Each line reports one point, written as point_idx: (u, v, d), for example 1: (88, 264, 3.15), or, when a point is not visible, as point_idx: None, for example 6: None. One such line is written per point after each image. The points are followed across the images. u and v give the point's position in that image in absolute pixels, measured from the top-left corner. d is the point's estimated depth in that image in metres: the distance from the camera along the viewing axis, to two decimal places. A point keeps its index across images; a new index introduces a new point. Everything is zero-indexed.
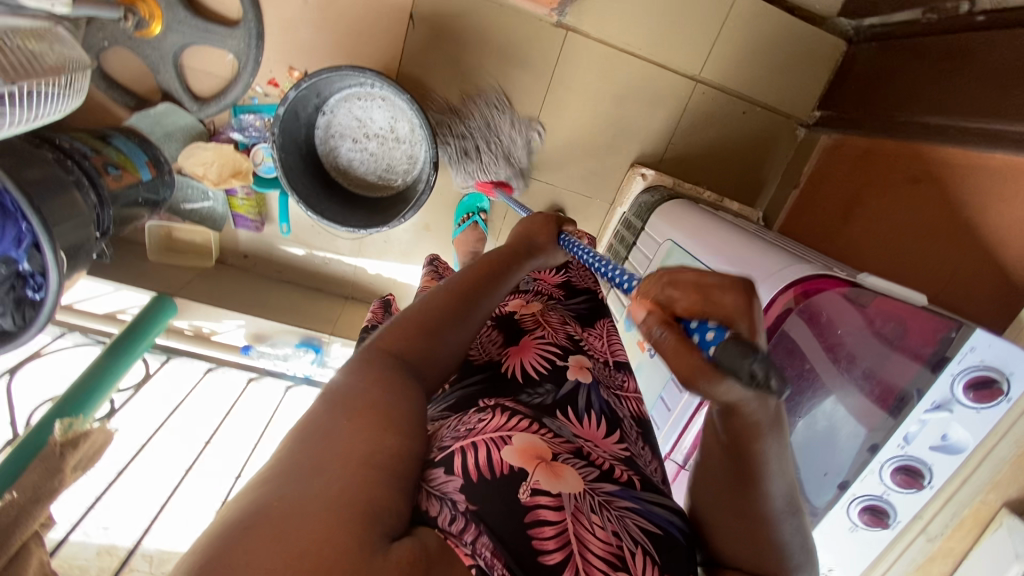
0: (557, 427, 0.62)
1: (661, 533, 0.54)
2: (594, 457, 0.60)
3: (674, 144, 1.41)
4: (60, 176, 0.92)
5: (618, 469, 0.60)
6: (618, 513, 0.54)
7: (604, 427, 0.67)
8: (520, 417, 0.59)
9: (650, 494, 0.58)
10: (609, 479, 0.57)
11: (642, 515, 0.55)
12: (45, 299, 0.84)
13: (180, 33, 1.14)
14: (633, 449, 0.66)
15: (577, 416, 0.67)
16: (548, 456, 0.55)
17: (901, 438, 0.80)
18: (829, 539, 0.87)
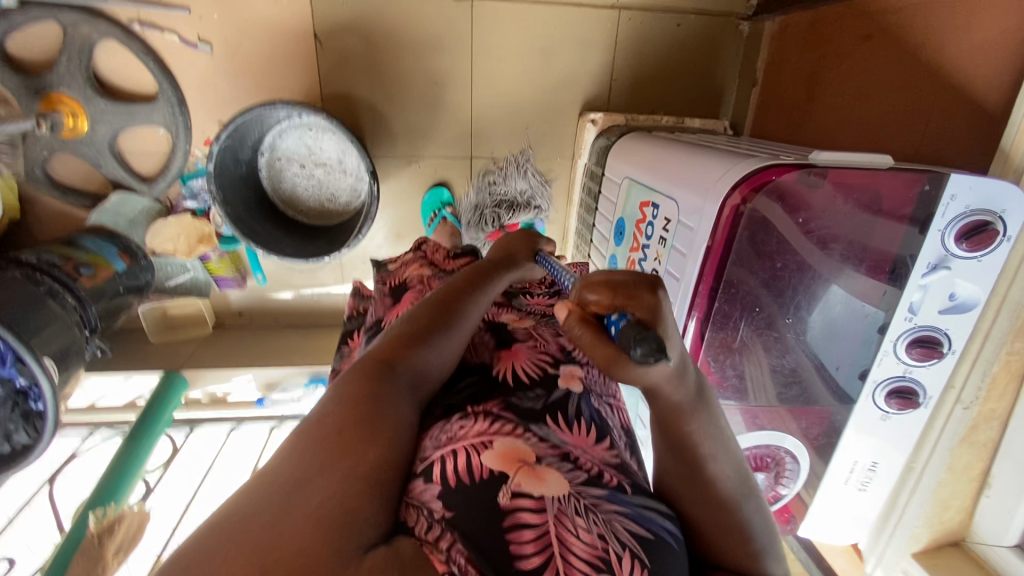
0: (544, 432, 0.54)
1: (653, 539, 0.45)
2: (581, 461, 0.52)
3: (617, 81, 1.35)
4: (32, 291, 0.96)
5: (608, 474, 0.51)
6: (607, 517, 0.45)
7: (596, 432, 0.58)
8: (503, 421, 0.52)
9: (642, 497, 0.49)
10: (597, 483, 0.49)
11: (635, 520, 0.46)
12: (46, 407, 0.88)
13: (107, 122, 1.17)
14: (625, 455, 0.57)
15: (565, 417, 0.57)
16: (532, 460, 0.48)
17: (907, 310, 0.74)
18: (863, 435, 0.82)
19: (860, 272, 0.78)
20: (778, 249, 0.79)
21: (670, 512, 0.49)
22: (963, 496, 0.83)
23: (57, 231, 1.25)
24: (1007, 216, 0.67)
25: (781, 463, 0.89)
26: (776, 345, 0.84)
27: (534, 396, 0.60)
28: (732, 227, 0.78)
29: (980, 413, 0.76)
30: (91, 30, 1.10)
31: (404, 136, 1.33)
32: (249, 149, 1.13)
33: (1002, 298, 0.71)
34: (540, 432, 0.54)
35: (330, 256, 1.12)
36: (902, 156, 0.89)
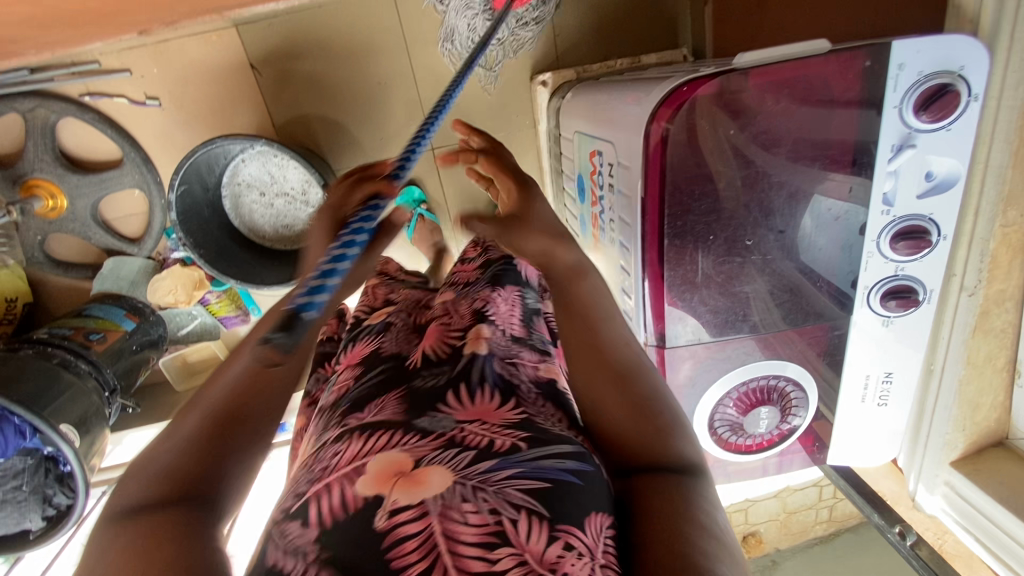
0: (430, 424, 0.53)
1: (553, 487, 0.44)
2: (469, 440, 0.49)
3: (560, 35, 1.29)
4: (45, 364, 1.03)
5: (501, 440, 0.49)
6: (500, 487, 0.43)
7: (497, 399, 0.57)
8: (377, 434, 0.52)
9: (540, 447, 0.48)
10: (487, 455, 0.47)
11: (530, 474, 0.45)
12: (74, 468, 0.94)
13: (85, 195, 1.22)
14: (535, 411, 0.55)
15: (465, 393, 0.57)
16: (409, 467, 0.46)
17: (882, 203, 0.67)
18: (865, 346, 0.76)
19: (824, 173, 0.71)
20: (716, 168, 0.72)
21: (577, 446, 0.49)
22: (994, 391, 0.74)
23: (70, 305, 1.34)
24: (967, 73, 0.59)
25: (787, 396, 0.83)
26: (743, 270, 0.78)
27: (432, 384, 0.59)
28: (660, 163, 0.72)
29: (989, 298, 0.68)
30: (48, 111, 1.16)
31: (361, 142, 1.32)
32: (211, 181, 1.15)
33: (984, 165, 0.62)
34: (425, 425, 0.53)
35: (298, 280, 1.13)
36: (860, 38, 0.79)
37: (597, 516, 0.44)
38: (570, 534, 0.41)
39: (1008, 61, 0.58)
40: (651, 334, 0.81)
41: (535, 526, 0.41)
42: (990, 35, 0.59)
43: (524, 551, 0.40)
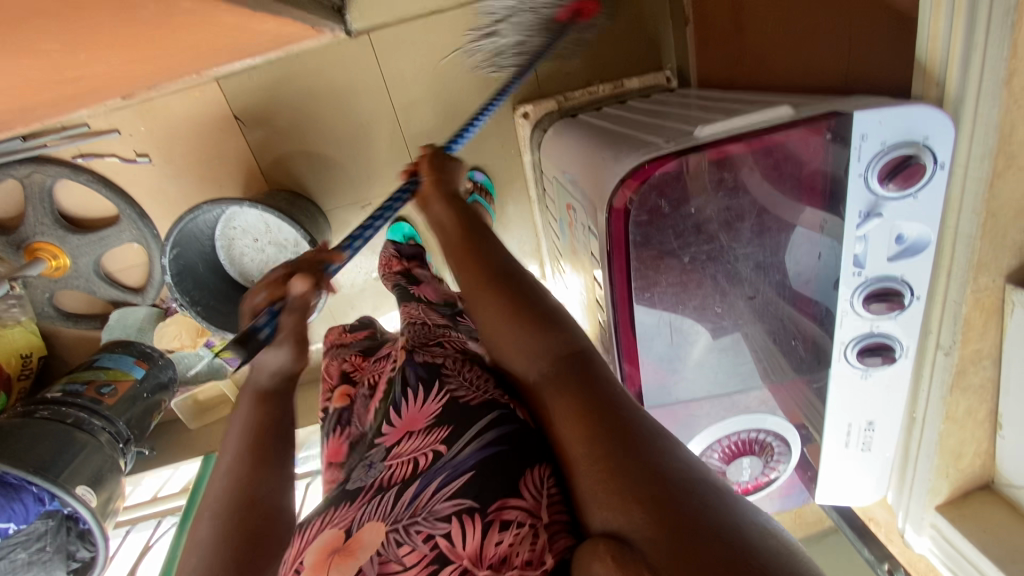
0: (365, 474, 0.59)
1: (477, 476, 0.50)
2: (393, 475, 0.56)
3: (540, 63, 1.27)
4: (59, 426, 1.08)
5: (422, 457, 0.56)
6: (430, 508, 0.50)
7: (422, 396, 0.62)
8: (318, 520, 0.57)
9: (460, 442, 0.55)
10: (412, 478, 0.54)
11: (453, 477, 0.51)
12: (91, 526, 1.00)
13: (86, 252, 1.27)
14: (457, 385, 0.62)
15: (394, 412, 0.64)
16: (342, 541, 0.52)
17: (853, 265, 0.67)
18: (846, 399, 0.75)
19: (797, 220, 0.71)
20: (680, 244, 0.74)
21: (491, 415, 0.56)
22: (976, 441, 0.74)
23: (83, 354, 1.39)
24: (931, 142, 0.58)
25: (767, 445, 0.84)
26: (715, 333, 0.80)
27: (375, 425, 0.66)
28: (624, 236, 0.71)
29: (965, 357, 0.67)
30: (44, 175, 1.20)
31: (349, 183, 1.34)
32: (203, 232, 1.18)
33: (954, 232, 0.62)
34: (360, 480, 0.59)
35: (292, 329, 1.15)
36: (834, 86, 0.78)
37: (533, 474, 0.50)
38: (503, 510, 0.47)
39: (974, 132, 0.57)
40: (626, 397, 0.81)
41: (468, 527, 0.47)
42: (955, 103, 0.58)
43: (462, 557, 0.46)
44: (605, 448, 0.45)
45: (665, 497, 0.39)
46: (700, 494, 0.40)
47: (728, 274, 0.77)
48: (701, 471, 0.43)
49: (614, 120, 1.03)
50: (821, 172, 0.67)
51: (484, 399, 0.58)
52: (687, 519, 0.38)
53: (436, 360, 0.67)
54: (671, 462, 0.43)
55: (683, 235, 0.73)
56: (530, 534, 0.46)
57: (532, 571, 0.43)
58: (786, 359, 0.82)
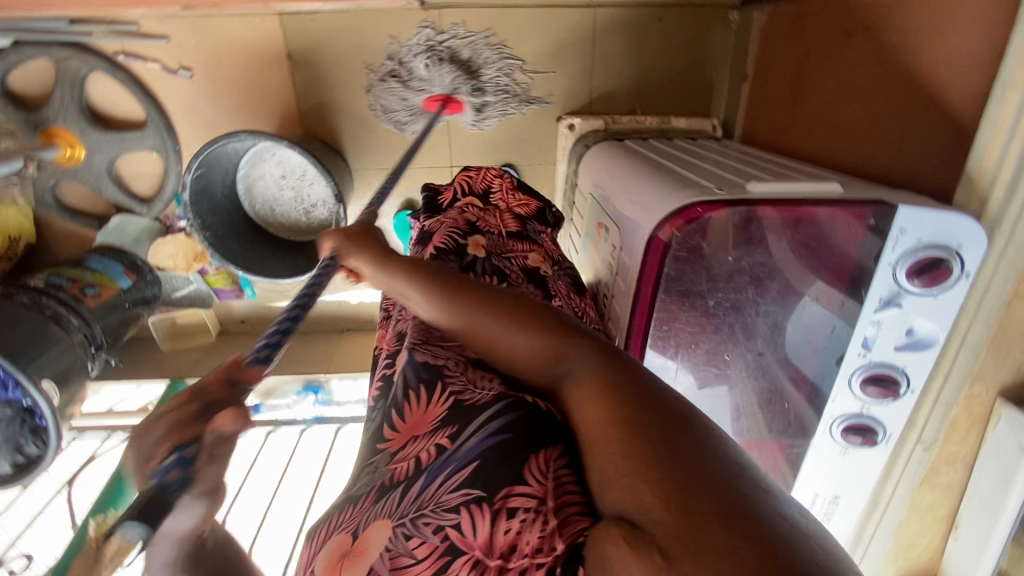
0: (372, 475, 0.64)
1: (478, 468, 0.53)
2: (398, 472, 0.60)
3: (597, 81, 1.27)
4: (36, 316, 1.05)
5: (424, 452, 0.59)
6: (437, 500, 0.52)
7: (427, 401, 0.66)
8: (337, 518, 0.62)
9: (464, 431, 0.57)
10: (416, 475, 0.57)
11: (456, 470, 0.54)
12: (48, 425, 0.97)
13: (102, 151, 1.24)
14: (461, 387, 0.65)
15: (400, 417, 0.68)
16: (349, 543, 0.56)
17: (861, 345, 0.70)
18: (820, 469, 0.79)
19: (823, 285, 0.73)
20: (709, 287, 0.75)
21: (498, 404, 0.57)
22: (930, 535, 0.78)
23: (70, 251, 1.36)
24: (963, 251, 0.61)
25: None
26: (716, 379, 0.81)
27: (379, 428, 0.72)
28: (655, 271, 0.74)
29: (941, 455, 0.72)
30: (80, 64, 1.17)
31: (383, 148, 1.33)
32: (226, 157, 1.14)
33: (962, 338, 0.66)
34: (370, 479, 0.64)
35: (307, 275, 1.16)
36: (876, 176, 0.81)
37: (539, 458, 0.52)
38: (508, 499, 0.49)
39: (1004, 251, 0.61)
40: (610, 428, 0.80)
41: (478, 517, 0.49)
42: (994, 219, 0.61)
43: (473, 549, 0.48)
44: (619, 433, 0.44)
45: (681, 476, 0.38)
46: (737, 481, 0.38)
47: (741, 326, 0.78)
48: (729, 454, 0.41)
49: (657, 152, 1.06)
50: (849, 262, 0.69)
51: (491, 396, 0.60)
52: (702, 494, 0.37)
53: (437, 360, 0.70)
54: (690, 443, 0.41)
55: (715, 279, 0.75)
56: (538, 519, 0.47)
57: (541, 557, 0.45)
58: (775, 421, 0.82)
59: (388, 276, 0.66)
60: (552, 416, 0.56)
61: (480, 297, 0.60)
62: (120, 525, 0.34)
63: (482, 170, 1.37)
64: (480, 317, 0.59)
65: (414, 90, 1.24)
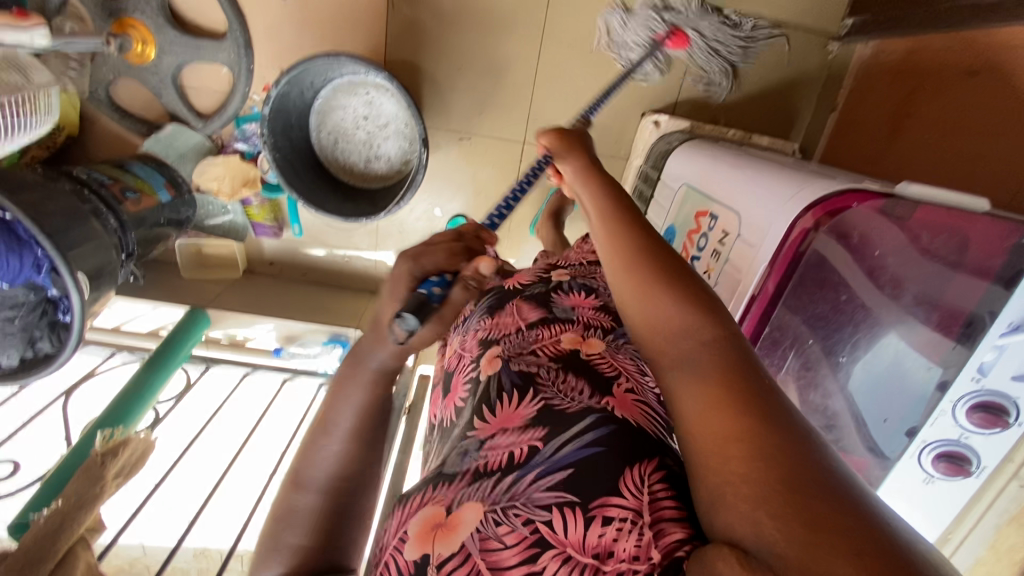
0: (460, 459, 0.55)
1: (575, 472, 0.48)
2: (491, 462, 0.52)
3: (688, 84, 1.27)
4: (78, 206, 0.97)
5: (516, 447, 0.52)
6: (529, 496, 0.47)
7: (517, 399, 0.57)
8: (416, 496, 0.55)
9: (558, 434, 0.51)
10: (510, 468, 0.50)
11: (551, 471, 0.48)
12: (73, 321, 0.89)
13: (174, 53, 1.17)
14: (553, 394, 0.57)
15: (488, 411, 0.58)
16: (444, 515, 0.50)
17: (975, 370, 0.64)
18: (903, 498, 0.75)
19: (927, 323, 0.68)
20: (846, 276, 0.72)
21: (593, 416, 0.52)
22: None
23: (111, 153, 1.28)
24: None
25: None
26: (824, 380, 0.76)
27: (462, 425, 0.61)
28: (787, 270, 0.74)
29: None
30: None
31: (461, 110, 1.30)
32: (319, 78, 1.09)
33: None
34: (450, 466, 0.55)
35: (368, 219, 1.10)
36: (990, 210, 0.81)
37: (636, 471, 0.47)
38: (605, 508, 0.45)
39: None
40: None
41: (571, 518, 0.45)
42: None
43: (565, 545, 0.44)
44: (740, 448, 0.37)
45: (816, 505, 0.33)
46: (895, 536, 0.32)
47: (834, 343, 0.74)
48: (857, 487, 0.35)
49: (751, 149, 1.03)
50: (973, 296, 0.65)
51: (582, 407, 0.54)
52: (848, 530, 0.31)
53: (530, 369, 0.61)
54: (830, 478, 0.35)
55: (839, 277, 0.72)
56: (635, 528, 0.43)
57: (639, 566, 0.41)
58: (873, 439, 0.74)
59: (584, 188, 0.69)
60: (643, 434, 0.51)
61: (644, 245, 0.56)
62: (400, 313, 0.51)
63: None
64: (627, 265, 0.55)
65: (658, 20, 1.18)
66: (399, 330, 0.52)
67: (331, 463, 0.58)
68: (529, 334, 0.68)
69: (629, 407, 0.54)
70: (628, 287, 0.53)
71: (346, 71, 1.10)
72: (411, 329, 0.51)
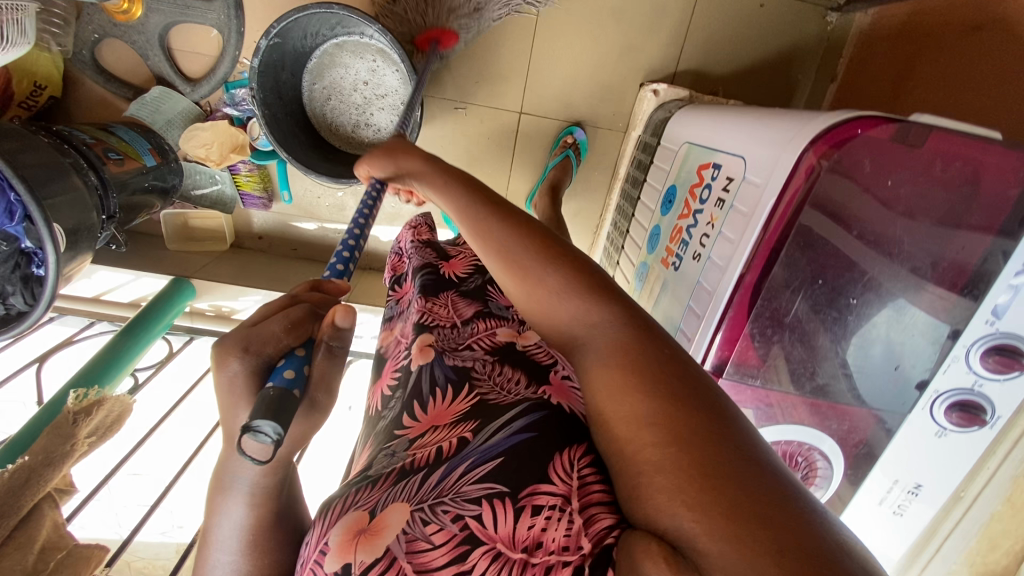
0: (387, 458, 0.58)
1: (503, 463, 0.50)
2: (417, 459, 0.55)
3: (687, 53, 1.26)
4: (59, 160, 0.93)
5: (447, 443, 0.55)
6: (457, 491, 0.49)
7: (451, 396, 0.63)
8: (336, 504, 0.54)
9: (485, 431, 0.54)
10: (438, 463, 0.53)
11: (480, 463, 0.51)
12: (47, 276, 0.85)
13: (160, 12, 1.14)
14: (488, 388, 0.63)
15: (420, 407, 0.64)
16: (366, 521, 0.50)
17: (990, 313, 0.61)
18: (913, 454, 0.71)
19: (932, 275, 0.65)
20: (858, 215, 0.68)
21: (522, 406, 0.56)
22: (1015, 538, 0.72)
23: (95, 117, 1.24)
24: None
25: (813, 465, 0.79)
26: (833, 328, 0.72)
27: (394, 417, 0.66)
28: (798, 200, 0.69)
29: None
30: None
31: (456, 78, 1.27)
32: (313, 36, 1.06)
33: None
34: (378, 465, 0.58)
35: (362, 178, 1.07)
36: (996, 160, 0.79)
37: (562, 458, 0.50)
38: (534, 497, 0.47)
39: None
40: (710, 357, 0.77)
41: (499, 511, 0.46)
42: None
43: (495, 541, 0.45)
44: (651, 434, 0.43)
45: (729, 490, 0.38)
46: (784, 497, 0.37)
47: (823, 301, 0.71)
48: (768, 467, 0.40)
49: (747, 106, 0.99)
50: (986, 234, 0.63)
51: (516, 398, 0.59)
52: (747, 504, 0.37)
53: (466, 364, 0.68)
54: (733, 455, 0.40)
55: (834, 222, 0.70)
56: (563, 518, 0.45)
57: (568, 555, 0.43)
58: (881, 386, 0.72)
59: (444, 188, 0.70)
60: (574, 418, 0.56)
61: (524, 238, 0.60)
62: (254, 422, 0.42)
63: (551, 124, 1.33)
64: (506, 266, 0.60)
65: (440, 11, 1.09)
66: (266, 447, 0.42)
67: (232, 546, 0.51)
68: (464, 328, 0.75)
69: (564, 393, 0.60)
70: (514, 283, 0.59)
71: (358, 30, 1.06)
72: (278, 430, 0.42)
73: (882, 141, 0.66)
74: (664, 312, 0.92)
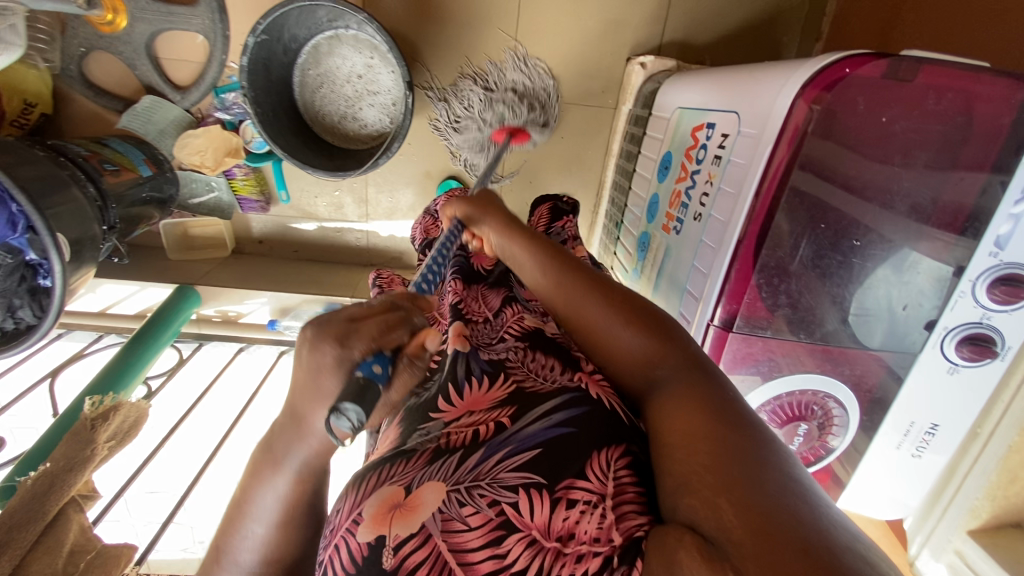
0: (421, 437, 0.58)
1: (542, 453, 0.51)
2: (453, 440, 0.55)
3: (671, 24, 1.26)
4: (57, 172, 0.93)
5: (485, 426, 0.55)
6: (494, 476, 0.49)
7: (487, 384, 0.62)
8: (370, 476, 0.54)
9: (523, 419, 0.54)
10: (475, 447, 0.53)
11: (518, 451, 0.51)
12: (54, 286, 0.85)
13: (145, 20, 1.15)
14: (523, 375, 0.62)
15: (456, 394, 0.63)
16: (401, 496, 0.50)
17: (992, 244, 0.62)
18: (928, 393, 0.71)
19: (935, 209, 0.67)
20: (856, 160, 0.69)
21: (564, 396, 0.56)
22: None
23: (87, 132, 1.24)
24: None
25: (829, 414, 0.79)
26: (840, 270, 0.73)
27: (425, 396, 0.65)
28: (794, 146, 0.69)
29: None
30: None
31: (444, 65, 1.28)
32: (304, 27, 1.07)
33: None
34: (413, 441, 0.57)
35: (358, 171, 1.08)
36: None
37: (600, 456, 0.50)
38: (570, 491, 0.47)
39: None
40: (717, 314, 0.78)
41: (536, 501, 0.47)
42: None
43: (530, 528, 0.46)
44: (698, 447, 0.45)
45: (761, 503, 0.39)
46: (816, 513, 0.38)
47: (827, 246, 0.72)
48: (802, 488, 0.40)
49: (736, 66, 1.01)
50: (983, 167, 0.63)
51: (557, 387, 0.59)
52: (777, 516, 0.37)
53: (500, 355, 0.67)
54: (770, 471, 0.41)
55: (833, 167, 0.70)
56: (595, 512, 0.46)
57: (599, 547, 0.44)
58: (891, 328, 0.73)
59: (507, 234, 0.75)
60: (615, 416, 0.55)
61: (584, 277, 0.64)
62: (344, 405, 0.43)
63: None
64: (568, 302, 0.65)
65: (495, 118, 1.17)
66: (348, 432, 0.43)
67: (263, 519, 0.52)
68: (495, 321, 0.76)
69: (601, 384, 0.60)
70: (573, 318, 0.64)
71: (353, 21, 1.08)
72: (362, 421, 0.43)
73: (877, 78, 0.66)
74: (669, 275, 0.92)
